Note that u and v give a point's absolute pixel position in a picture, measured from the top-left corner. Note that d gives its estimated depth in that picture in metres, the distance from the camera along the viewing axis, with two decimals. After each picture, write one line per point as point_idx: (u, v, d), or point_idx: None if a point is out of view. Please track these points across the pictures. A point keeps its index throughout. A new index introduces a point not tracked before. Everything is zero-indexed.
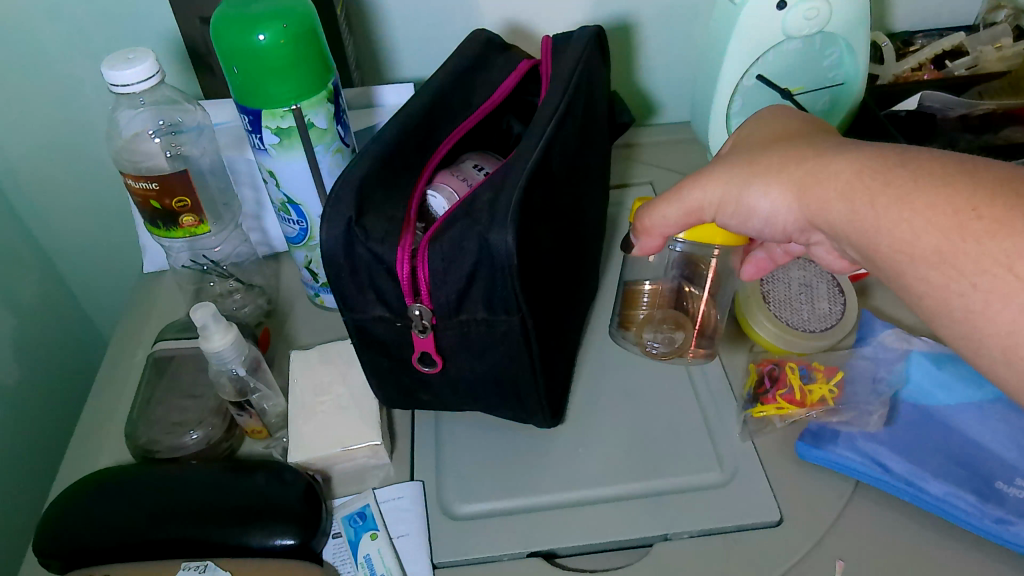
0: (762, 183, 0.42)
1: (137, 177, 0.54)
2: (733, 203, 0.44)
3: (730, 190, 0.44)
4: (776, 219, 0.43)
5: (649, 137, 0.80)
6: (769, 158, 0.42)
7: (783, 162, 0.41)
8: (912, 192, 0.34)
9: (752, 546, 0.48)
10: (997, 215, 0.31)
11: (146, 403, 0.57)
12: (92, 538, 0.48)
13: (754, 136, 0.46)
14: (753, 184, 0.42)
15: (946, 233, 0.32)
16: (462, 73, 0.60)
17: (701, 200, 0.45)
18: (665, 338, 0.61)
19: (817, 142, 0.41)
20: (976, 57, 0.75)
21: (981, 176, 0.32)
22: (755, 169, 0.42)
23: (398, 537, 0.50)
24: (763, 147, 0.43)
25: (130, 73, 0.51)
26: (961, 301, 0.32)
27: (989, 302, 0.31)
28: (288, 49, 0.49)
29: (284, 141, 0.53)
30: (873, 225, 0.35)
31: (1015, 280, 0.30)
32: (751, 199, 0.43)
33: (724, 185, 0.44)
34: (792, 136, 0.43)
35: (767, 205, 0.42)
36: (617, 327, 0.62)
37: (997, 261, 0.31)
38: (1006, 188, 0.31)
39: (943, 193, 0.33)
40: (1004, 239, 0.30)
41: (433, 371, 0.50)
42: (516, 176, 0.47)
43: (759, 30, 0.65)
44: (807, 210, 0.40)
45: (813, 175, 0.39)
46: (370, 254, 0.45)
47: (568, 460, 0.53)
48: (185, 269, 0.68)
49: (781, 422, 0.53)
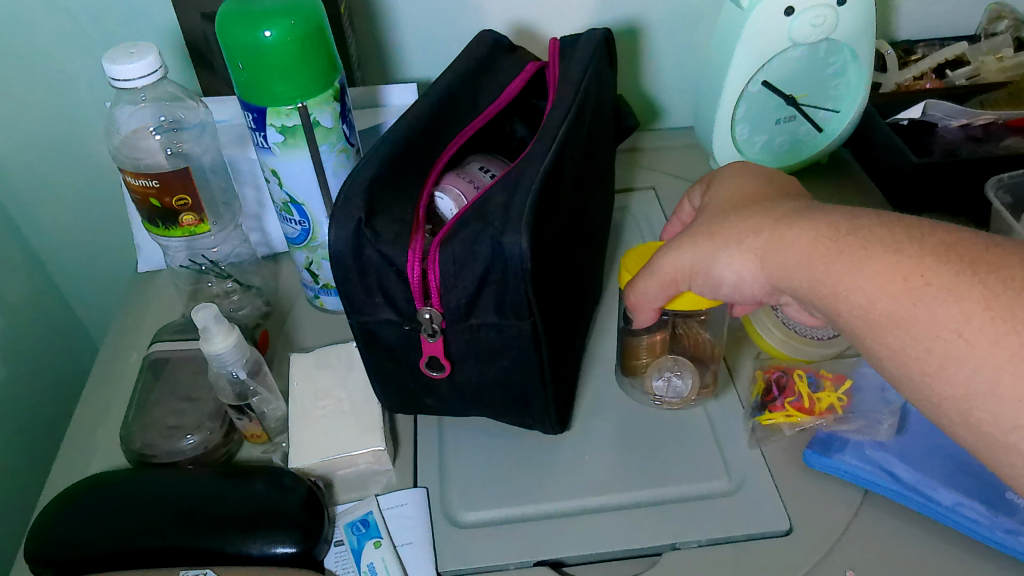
0: (727, 252, 0.42)
1: (137, 175, 0.53)
2: (702, 275, 0.44)
3: (697, 262, 0.44)
4: (742, 288, 0.42)
5: (653, 142, 0.80)
6: (729, 228, 0.42)
7: (742, 231, 0.41)
8: (865, 259, 0.35)
9: (760, 555, 0.47)
10: (944, 280, 0.32)
11: (141, 407, 0.56)
12: (86, 545, 0.47)
13: (716, 201, 0.47)
14: (718, 255, 0.42)
15: (898, 300, 0.33)
16: (470, 75, 0.59)
17: (673, 271, 0.45)
18: (672, 385, 0.56)
19: (774, 207, 0.41)
20: (977, 68, 0.75)
21: (928, 242, 0.33)
22: (719, 239, 0.42)
23: (403, 545, 0.49)
24: (723, 217, 0.43)
25: (132, 67, 0.49)
26: (917, 365, 0.33)
27: (944, 365, 0.32)
28: (294, 47, 0.48)
29: (288, 139, 0.52)
30: (830, 290, 0.36)
31: (965, 345, 0.31)
32: (718, 270, 0.42)
33: (692, 257, 0.44)
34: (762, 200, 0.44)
35: (732, 275, 0.42)
36: (624, 376, 0.58)
37: (948, 327, 0.31)
38: (950, 253, 0.33)
39: (894, 260, 0.34)
40: (950, 305, 0.31)
41: (440, 376, 0.49)
42: (529, 180, 0.46)
43: (764, 37, 0.64)
44: (773, 275, 0.40)
45: (773, 243, 0.40)
46: (380, 256, 0.44)
47: (573, 469, 0.52)
48: (182, 269, 0.67)
49: (790, 430, 0.53)
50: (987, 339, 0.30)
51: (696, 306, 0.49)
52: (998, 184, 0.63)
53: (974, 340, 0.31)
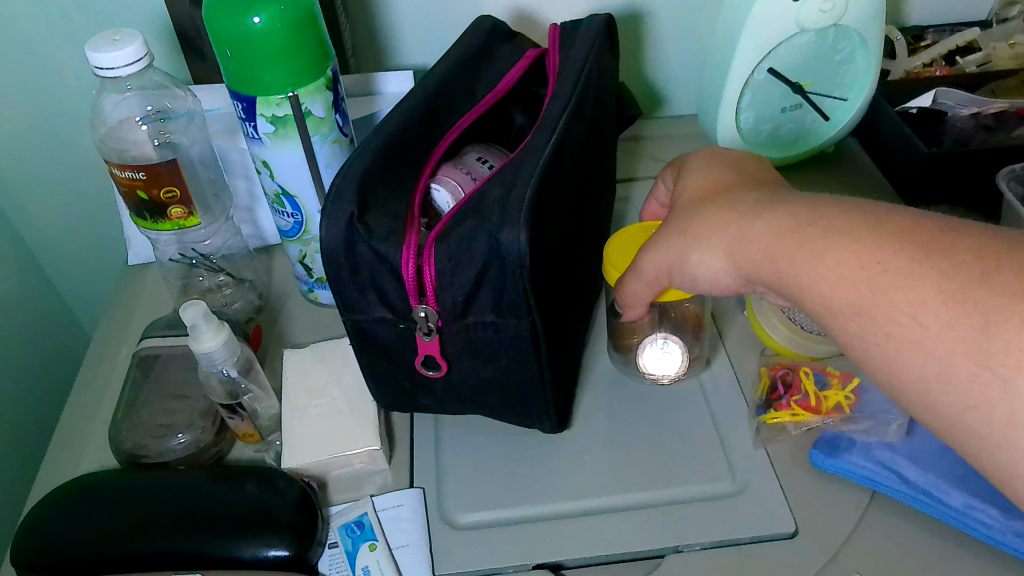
0: (698, 250, 0.42)
1: (123, 166, 0.51)
2: (679, 273, 0.44)
3: (672, 260, 0.44)
4: (717, 284, 0.43)
5: (656, 130, 0.78)
6: (697, 225, 0.42)
7: (709, 227, 0.42)
8: (824, 250, 0.36)
9: (765, 560, 0.46)
10: (899, 266, 0.33)
11: (131, 405, 0.55)
12: (74, 550, 0.46)
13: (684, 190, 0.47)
14: (691, 253, 0.43)
15: (859, 289, 0.34)
16: (467, 62, 0.57)
17: (652, 269, 0.45)
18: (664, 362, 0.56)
19: (738, 198, 0.42)
20: (989, 54, 0.73)
21: (884, 228, 0.35)
22: (689, 237, 0.43)
23: (397, 548, 0.48)
24: (692, 213, 0.43)
25: (115, 55, 0.48)
26: (878, 350, 0.34)
27: (900, 351, 0.33)
28: (283, 34, 0.46)
29: (279, 130, 0.50)
30: (797, 283, 0.37)
31: (920, 328, 0.32)
32: (692, 267, 0.43)
33: (667, 255, 0.44)
34: (726, 188, 0.44)
35: (706, 272, 0.42)
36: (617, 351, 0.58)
37: (903, 312, 0.33)
38: (904, 240, 0.34)
39: (851, 249, 0.35)
40: (908, 291, 0.33)
41: (436, 375, 0.47)
42: (527, 173, 0.44)
43: (771, 23, 0.62)
44: (743, 269, 0.40)
45: (739, 239, 0.40)
46: (373, 253, 0.43)
47: (572, 470, 0.51)
48: (172, 263, 0.65)
49: (796, 429, 0.51)
50: (939, 322, 0.32)
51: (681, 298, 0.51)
52: (1010, 175, 0.61)
53: (928, 323, 0.32)
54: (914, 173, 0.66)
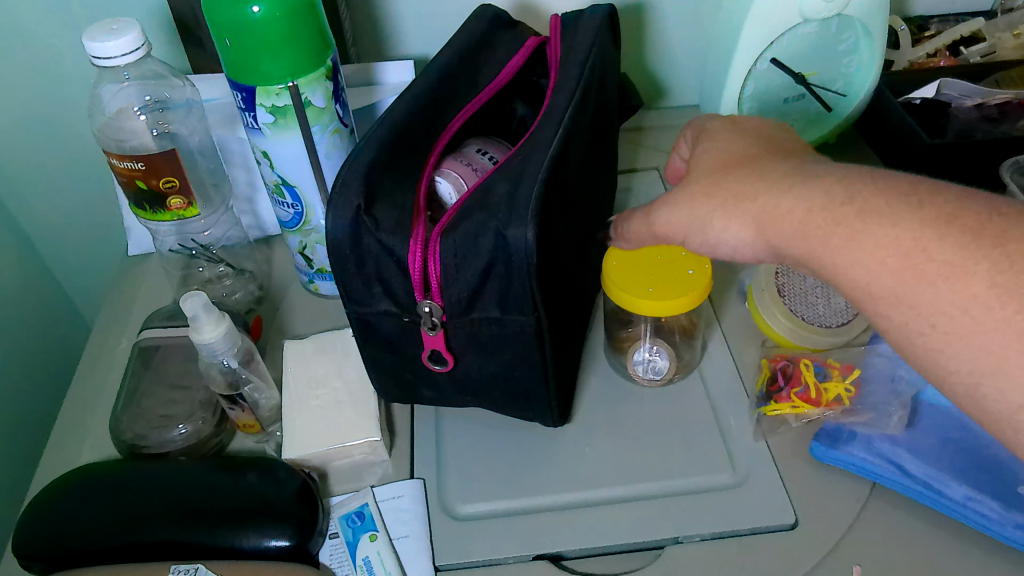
0: (722, 220, 0.40)
1: (122, 156, 0.51)
2: (700, 242, 0.42)
3: (693, 230, 0.42)
4: (740, 254, 0.41)
5: (657, 121, 0.78)
6: (722, 194, 0.41)
7: (735, 196, 0.40)
8: (861, 230, 0.34)
9: (765, 551, 0.46)
10: (947, 256, 0.32)
11: (131, 396, 0.54)
12: (76, 539, 0.46)
13: (704, 156, 0.45)
14: (714, 223, 0.41)
15: (901, 276, 0.33)
16: (470, 52, 0.57)
17: (670, 240, 0.43)
18: (654, 366, 0.56)
19: (768, 166, 0.40)
20: (993, 45, 0.73)
21: (928, 212, 0.33)
22: (714, 205, 0.41)
23: (398, 539, 0.48)
24: (715, 182, 0.41)
25: (114, 45, 0.47)
26: (922, 341, 0.33)
27: (948, 343, 0.32)
28: (283, 23, 0.46)
29: (279, 120, 0.50)
30: (831, 262, 0.36)
31: (969, 320, 0.31)
32: (715, 236, 0.41)
33: (687, 224, 0.42)
34: (751, 159, 0.42)
35: (731, 242, 0.40)
36: (612, 352, 0.58)
37: (953, 304, 0.32)
38: (953, 224, 0.32)
39: (892, 231, 0.34)
40: (953, 281, 0.32)
41: (443, 370, 0.47)
42: (534, 167, 0.44)
43: (775, 12, 0.62)
44: (770, 242, 0.39)
45: (767, 211, 0.38)
46: (379, 245, 0.43)
47: (572, 461, 0.51)
48: (173, 254, 0.65)
49: (796, 421, 0.52)
50: (992, 317, 0.31)
51: (677, 303, 0.49)
52: (1014, 166, 0.62)
53: (979, 318, 0.31)
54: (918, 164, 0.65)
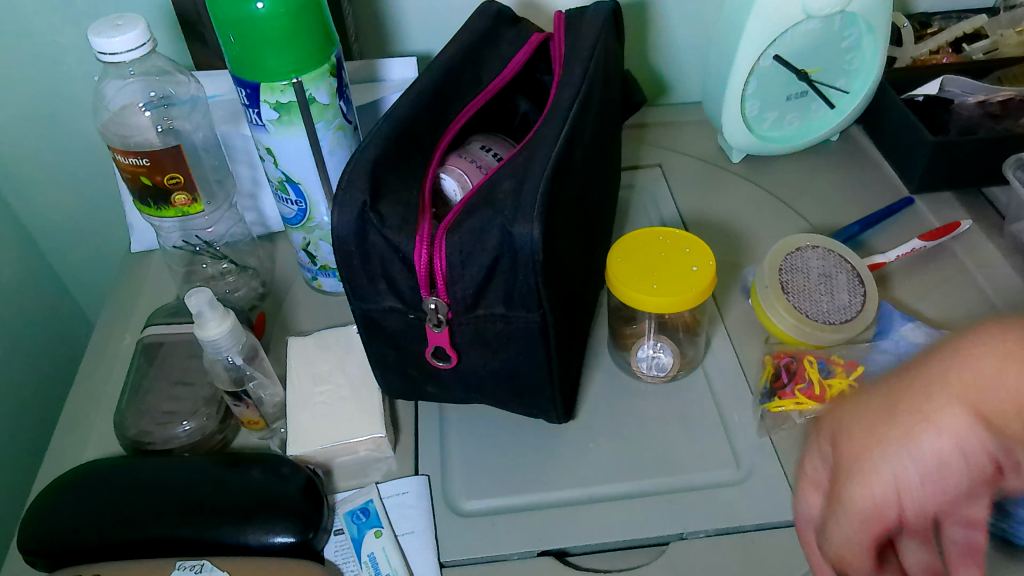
0: (926, 426, 0.36)
1: (127, 153, 0.51)
2: (914, 417, 0.37)
3: (897, 463, 0.37)
4: (953, 476, 0.36)
5: (660, 118, 0.78)
6: (908, 419, 0.37)
7: (915, 413, 0.37)
8: None
9: (769, 546, 0.46)
10: None
11: (135, 392, 0.55)
12: (81, 535, 0.46)
13: (847, 450, 0.40)
14: (913, 441, 0.36)
15: None
16: (473, 48, 0.57)
17: (875, 501, 0.37)
18: (656, 363, 0.56)
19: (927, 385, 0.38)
20: (996, 41, 0.73)
21: None
22: (904, 414, 0.37)
23: (403, 535, 0.48)
24: (891, 414, 0.38)
25: (118, 41, 0.47)
26: None
27: None
28: (287, 19, 0.46)
29: (283, 117, 0.50)
30: None
31: None
32: (926, 447, 0.36)
33: (886, 471, 0.37)
34: (872, 408, 0.40)
35: (935, 443, 0.36)
36: (613, 347, 0.58)
37: None
38: None
39: None
40: None
41: (446, 366, 0.47)
42: (539, 165, 0.44)
43: (779, 9, 0.62)
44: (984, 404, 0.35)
45: (959, 394, 0.36)
46: (385, 242, 0.43)
47: (577, 457, 0.51)
48: (175, 251, 0.65)
49: (800, 417, 0.51)
50: None
51: (673, 300, 0.49)
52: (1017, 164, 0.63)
53: None
54: (922, 161, 0.65)
